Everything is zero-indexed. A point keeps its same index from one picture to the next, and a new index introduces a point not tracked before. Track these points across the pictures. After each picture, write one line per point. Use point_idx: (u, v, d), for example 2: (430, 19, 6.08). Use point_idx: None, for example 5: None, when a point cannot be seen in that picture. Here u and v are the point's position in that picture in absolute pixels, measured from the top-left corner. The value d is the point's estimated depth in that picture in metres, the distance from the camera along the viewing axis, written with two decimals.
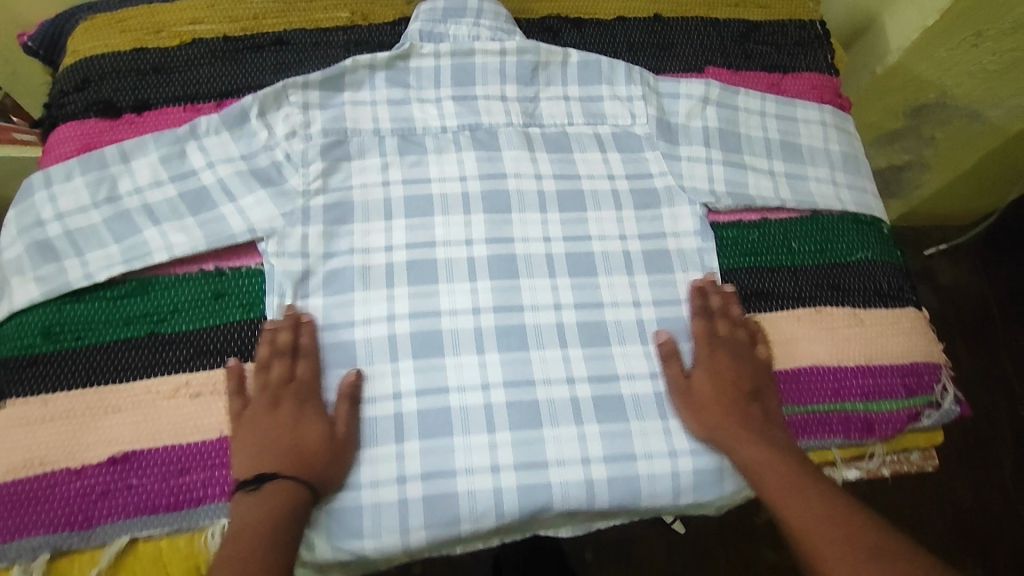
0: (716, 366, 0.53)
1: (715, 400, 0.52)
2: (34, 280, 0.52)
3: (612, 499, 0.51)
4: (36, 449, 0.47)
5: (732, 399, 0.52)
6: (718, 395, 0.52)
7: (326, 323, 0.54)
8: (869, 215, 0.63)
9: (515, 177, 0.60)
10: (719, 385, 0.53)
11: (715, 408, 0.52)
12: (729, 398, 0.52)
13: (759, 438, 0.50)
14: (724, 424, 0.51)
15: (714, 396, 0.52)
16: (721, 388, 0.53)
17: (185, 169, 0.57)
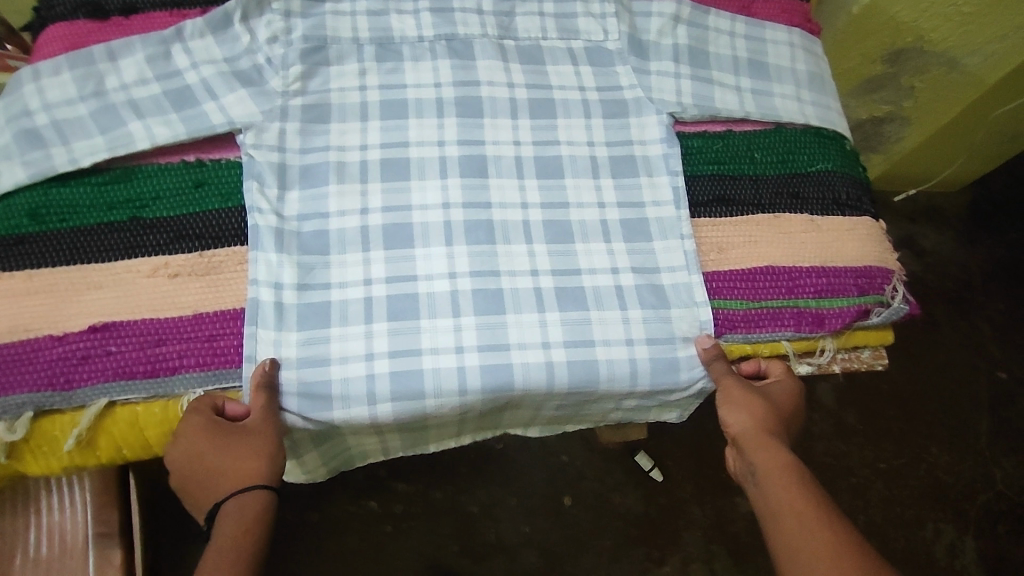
0: (772, 393, 0.54)
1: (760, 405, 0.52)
2: (21, 165, 0.54)
3: (570, 380, 0.54)
4: (21, 318, 0.50)
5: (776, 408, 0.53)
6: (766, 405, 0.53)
7: (301, 213, 0.56)
8: (831, 130, 0.66)
9: (488, 85, 0.62)
10: (774, 403, 0.54)
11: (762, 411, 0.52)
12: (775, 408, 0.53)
13: (783, 447, 0.51)
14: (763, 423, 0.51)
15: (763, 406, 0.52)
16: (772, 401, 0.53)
17: (170, 70, 0.59)
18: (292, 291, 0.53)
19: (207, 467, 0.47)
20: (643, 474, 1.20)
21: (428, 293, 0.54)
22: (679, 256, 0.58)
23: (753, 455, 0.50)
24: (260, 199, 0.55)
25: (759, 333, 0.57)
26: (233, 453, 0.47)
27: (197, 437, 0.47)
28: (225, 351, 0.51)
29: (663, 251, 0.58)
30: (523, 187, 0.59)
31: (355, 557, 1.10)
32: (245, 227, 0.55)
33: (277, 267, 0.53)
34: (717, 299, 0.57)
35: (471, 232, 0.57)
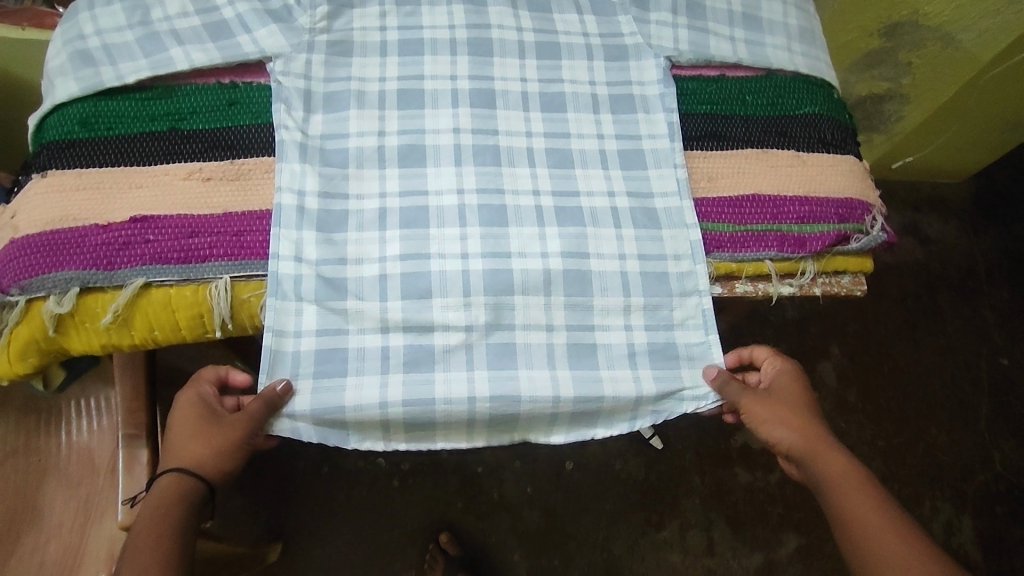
0: (784, 392, 0.60)
1: (796, 412, 0.59)
2: (74, 80, 0.60)
3: (566, 290, 0.58)
4: (70, 208, 0.55)
5: (808, 414, 0.59)
6: (796, 408, 0.59)
7: (323, 132, 0.61)
8: (820, 79, 0.70)
9: (499, 28, 0.67)
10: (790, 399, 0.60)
11: (799, 422, 0.59)
12: (807, 412, 0.60)
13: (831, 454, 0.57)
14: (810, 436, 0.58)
15: (797, 412, 0.59)
16: (799, 403, 0.60)
17: (209, 5, 0.65)
18: (314, 198, 0.58)
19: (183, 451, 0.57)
20: (644, 444, 1.21)
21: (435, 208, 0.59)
22: (672, 183, 0.62)
23: (815, 465, 0.57)
24: (287, 117, 0.60)
25: (745, 254, 0.61)
26: (190, 442, 0.57)
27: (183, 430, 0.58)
28: (250, 246, 0.56)
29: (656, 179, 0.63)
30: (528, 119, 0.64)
31: (361, 507, 1.13)
32: (272, 142, 0.60)
33: (301, 174, 0.58)
34: (707, 222, 0.61)
35: (478, 156, 0.61)
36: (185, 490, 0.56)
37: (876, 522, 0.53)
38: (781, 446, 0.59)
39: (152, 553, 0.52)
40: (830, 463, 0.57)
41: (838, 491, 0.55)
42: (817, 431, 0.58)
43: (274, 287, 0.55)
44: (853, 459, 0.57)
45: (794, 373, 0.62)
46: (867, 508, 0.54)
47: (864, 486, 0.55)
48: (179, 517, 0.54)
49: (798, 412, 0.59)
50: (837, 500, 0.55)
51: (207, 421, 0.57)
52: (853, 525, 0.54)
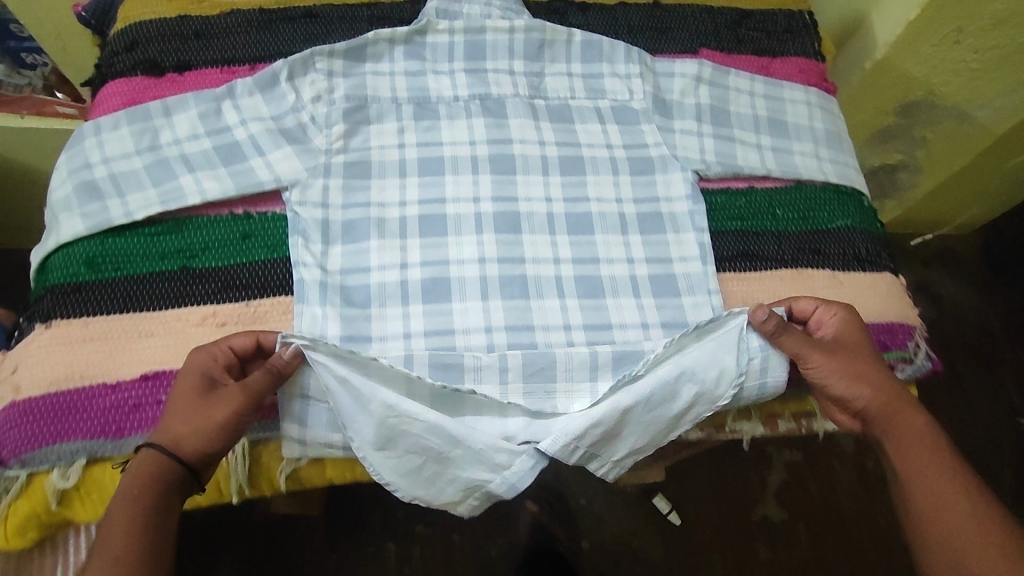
0: (850, 340, 0.57)
1: (874, 371, 0.56)
2: (80, 216, 0.57)
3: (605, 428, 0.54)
4: (76, 365, 0.52)
5: (885, 369, 0.56)
6: (871, 367, 0.56)
7: (346, 268, 0.58)
8: (851, 187, 0.68)
9: (521, 142, 0.65)
10: (848, 346, 0.56)
11: (866, 375, 0.55)
12: (876, 362, 0.56)
13: (909, 409, 0.56)
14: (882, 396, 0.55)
15: (873, 371, 0.56)
16: (866, 352, 0.57)
17: (220, 126, 0.62)
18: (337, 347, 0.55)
19: (170, 425, 0.50)
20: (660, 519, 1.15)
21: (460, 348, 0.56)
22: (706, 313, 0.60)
23: (890, 427, 0.55)
24: (306, 252, 0.58)
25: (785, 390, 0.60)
26: (177, 416, 0.50)
27: (172, 402, 0.50)
28: (268, 400, 0.55)
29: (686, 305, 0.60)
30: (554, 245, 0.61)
31: None
32: (289, 279, 0.58)
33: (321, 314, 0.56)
34: None
35: (505, 288, 0.59)
36: (165, 471, 0.49)
37: (943, 486, 0.54)
38: (852, 403, 0.56)
39: (125, 544, 0.47)
40: (910, 428, 0.55)
41: (906, 460, 0.55)
42: (895, 392, 0.56)
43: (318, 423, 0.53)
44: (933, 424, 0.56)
45: (854, 322, 0.58)
46: (939, 484, 0.54)
47: (932, 448, 0.55)
48: (155, 506, 0.49)
49: (868, 364, 0.56)
50: (903, 469, 0.55)
51: (200, 394, 0.50)
52: (926, 493, 0.54)
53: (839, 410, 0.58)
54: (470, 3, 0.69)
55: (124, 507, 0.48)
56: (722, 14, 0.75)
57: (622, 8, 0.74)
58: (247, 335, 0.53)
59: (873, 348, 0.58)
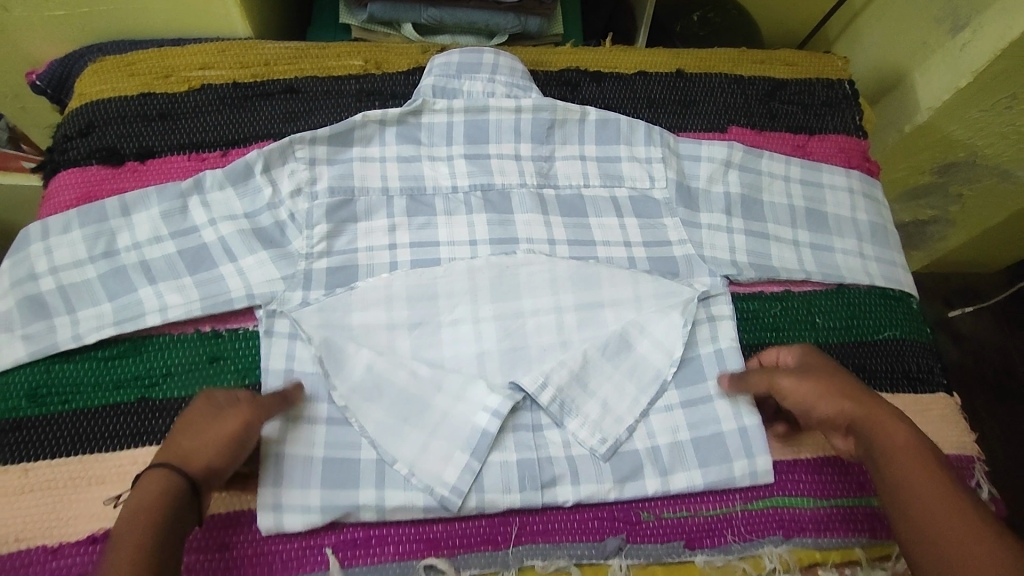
0: (821, 358, 0.50)
1: (847, 381, 0.48)
2: (21, 338, 0.51)
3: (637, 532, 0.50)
4: (13, 524, 0.46)
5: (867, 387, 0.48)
6: (847, 378, 0.48)
7: (332, 400, 0.51)
8: (898, 289, 0.61)
9: (527, 242, 0.58)
10: (818, 365, 0.49)
11: (849, 390, 0.47)
12: (855, 381, 0.48)
13: (904, 424, 0.45)
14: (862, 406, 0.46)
15: (850, 381, 0.48)
16: (841, 372, 0.49)
17: (186, 227, 0.55)
18: (319, 508, 0.48)
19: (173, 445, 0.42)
20: None
21: (450, 486, 0.49)
22: (721, 448, 0.53)
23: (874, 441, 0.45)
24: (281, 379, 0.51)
25: (829, 538, 0.51)
26: (184, 434, 0.42)
27: (181, 423, 0.43)
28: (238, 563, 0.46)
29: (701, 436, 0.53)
30: (567, 366, 0.54)
31: None
32: None
33: (305, 451, 0.49)
34: (782, 494, 0.53)
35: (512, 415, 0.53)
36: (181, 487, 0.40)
37: (955, 530, 0.39)
38: (834, 420, 0.47)
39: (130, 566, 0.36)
40: (885, 433, 0.45)
41: (896, 474, 0.43)
42: (876, 401, 0.47)
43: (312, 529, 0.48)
44: (924, 439, 0.44)
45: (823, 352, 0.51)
46: (936, 502, 0.41)
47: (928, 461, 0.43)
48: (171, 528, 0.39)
49: (848, 381, 0.48)
50: (894, 492, 0.43)
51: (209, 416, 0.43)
52: (919, 509, 0.41)
53: (836, 434, 0.48)
54: (472, 77, 0.61)
55: (134, 520, 0.38)
56: (752, 84, 0.68)
57: (642, 77, 0.66)
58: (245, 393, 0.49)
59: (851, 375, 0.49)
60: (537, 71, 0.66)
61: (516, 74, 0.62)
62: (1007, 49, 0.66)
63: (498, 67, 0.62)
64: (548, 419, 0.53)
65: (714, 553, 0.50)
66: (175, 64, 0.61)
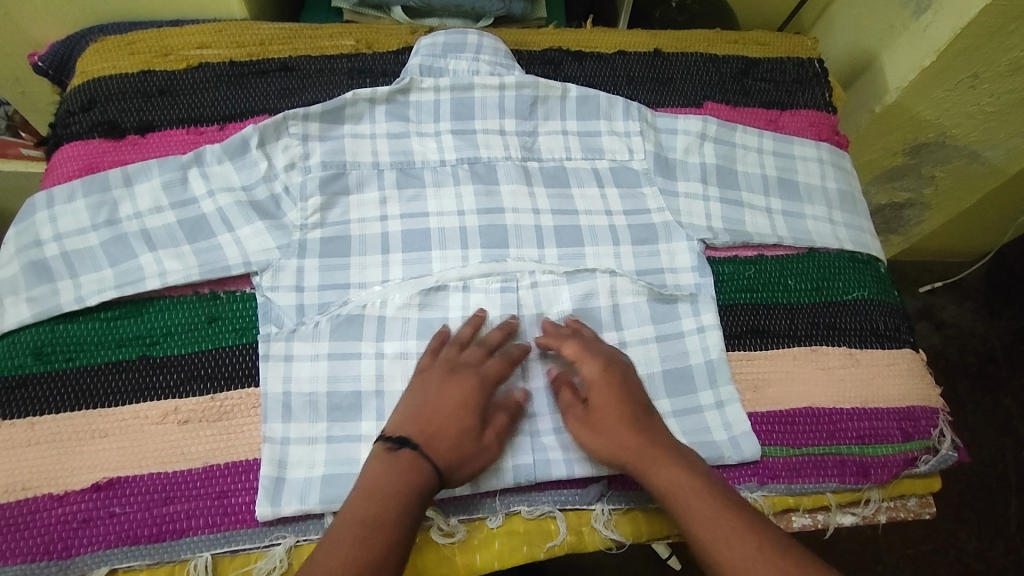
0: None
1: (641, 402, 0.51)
2: (25, 301, 0.52)
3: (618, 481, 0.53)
4: (19, 473, 0.48)
5: (642, 419, 0.50)
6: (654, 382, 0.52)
7: (331, 373, 0.53)
8: (866, 253, 0.64)
9: (513, 211, 0.60)
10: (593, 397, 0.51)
11: (623, 434, 0.49)
12: (631, 421, 0.50)
13: (675, 456, 0.48)
14: (634, 445, 0.49)
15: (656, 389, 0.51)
16: (631, 411, 0.50)
17: (186, 197, 0.57)
18: (323, 469, 0.50)
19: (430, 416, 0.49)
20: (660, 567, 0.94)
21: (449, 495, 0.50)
22: (701, 421, 0.55)
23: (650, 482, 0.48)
24: (279, 344, 0.53)
25: (802, 484, 0.54)
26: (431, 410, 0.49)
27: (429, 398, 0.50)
28: (238, 510, 0.49)
29: (700, 442, 0.54)
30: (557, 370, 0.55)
31: None
32: (257, 367, 0.53)
33: (309, 390, 0.52)
34: (761, 446, 0.54)
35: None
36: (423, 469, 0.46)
37: (745, 551, 0.43)
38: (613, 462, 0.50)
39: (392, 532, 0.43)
40: (666, 480, 0.47)
41: (684, 500, 0.46)
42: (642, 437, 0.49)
43: (306, 491, 0.49)
44: (697, 470, 0.48)
45: (613, 376, 0.51)
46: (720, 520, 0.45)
47: (699, 489, 0.47)
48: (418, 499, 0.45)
49: (624, 423, 0.50)
50: (685, 518, 0.46)
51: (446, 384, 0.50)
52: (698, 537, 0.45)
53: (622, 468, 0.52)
54: (457, 57, 0.64)
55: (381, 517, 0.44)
56: (727, 63, 0.71)
57: (622, 57, 0.69)
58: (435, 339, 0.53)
59: (638, 391, 0.52)
60: (521, 51, 0.69)
61: (499, 53, 0.65)
62: (967, 28, 0.69)
63: (482, 47, 0.64)
64: (544, 425, 0.54)
65: None
66: (173, 44, 0.64)
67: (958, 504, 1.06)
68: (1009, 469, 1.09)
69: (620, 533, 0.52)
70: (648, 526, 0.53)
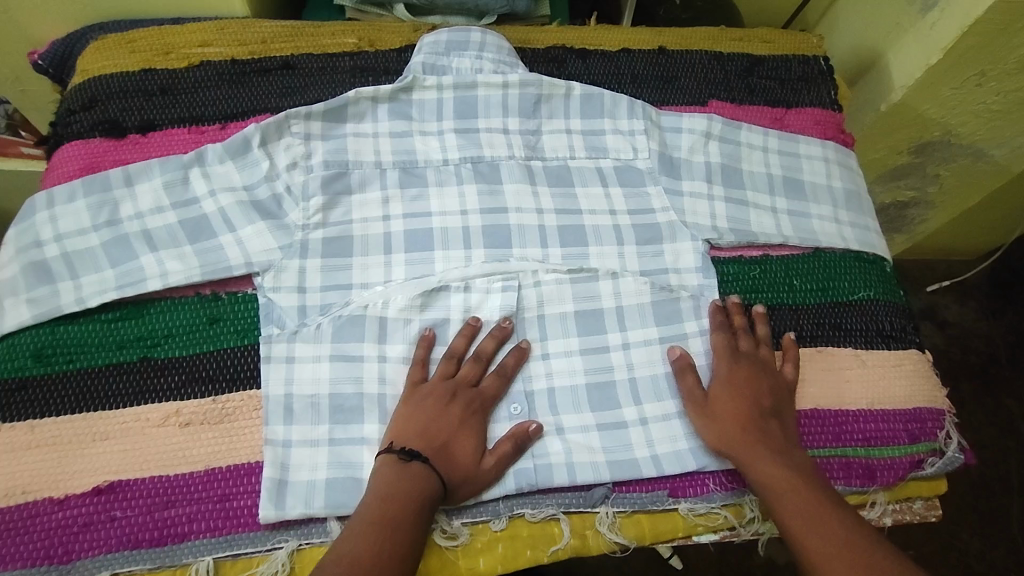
0: (774, 367, 0.55)
1: (745, 395, 0.53)
2: (26, 302, 0.52)
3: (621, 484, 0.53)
4: (19, 477, 0.47)
5: (775, 414, 0.53)
6: (748, 378, 0.54)
7: (333, 376, 0.52)
8: (872, 253, 0.64)
9: (517, 211, 0.60)
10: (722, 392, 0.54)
11: (738, 423, 0.52)
12: (756, 413, 0.52)
13: (785, 455, 0.51)
14: (743, 434, 0.51)
15: (749, 385, 0.54)
16: (758, 404, 0.53)
17: (187, 197, 0.56)
18: (325, 472, 0.50)
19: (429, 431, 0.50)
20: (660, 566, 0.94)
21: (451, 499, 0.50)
22: None
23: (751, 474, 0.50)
24: (281, 345, 0.52)
25: None
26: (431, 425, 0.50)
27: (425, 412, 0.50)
28: (239, 514, 0.48)
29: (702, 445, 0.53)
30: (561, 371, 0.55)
31: None
32: (259, 369, 0.52)
33: (311, 393, 0.52)
34: None
35: (505, 404, 0.54)
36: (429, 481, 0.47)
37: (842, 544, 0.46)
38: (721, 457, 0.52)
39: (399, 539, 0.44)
40: (766, 475, 0.50)
41: (787, 495, 0.48)
42: (749, 428, 0.52)
43: (308, 494, 0.49)
44: (796, 466, 0.50)
45: (754, 367, 0.55)
46: (821, 516, 0.47)
47: (799, 484, 0.49)
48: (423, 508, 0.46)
49: (743, 415, 0.52)
50: (786, 512, 0.48)
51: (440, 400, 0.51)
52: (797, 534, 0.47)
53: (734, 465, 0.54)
54: (460, 55, 0.63)
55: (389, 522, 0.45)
56: (732, 61, 0.70)
57: (626, 55, 0.69)
58: (425, 348, 0.53)
59: (771, 387, 0.54)
60: (524, 48, 0.68)
61: (502, 51, 0.64)
62: (974, 26, 0.68)
63: (485, 45, 0.64)
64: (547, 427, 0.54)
65: (697, 503, 0.53)
66: (174, 42, 0.63)
67: (961, 504, 1.06)
68: (1011, 468, 1.08)
69: (624, 536, 0.52)
70: (652, 529, 0.52)
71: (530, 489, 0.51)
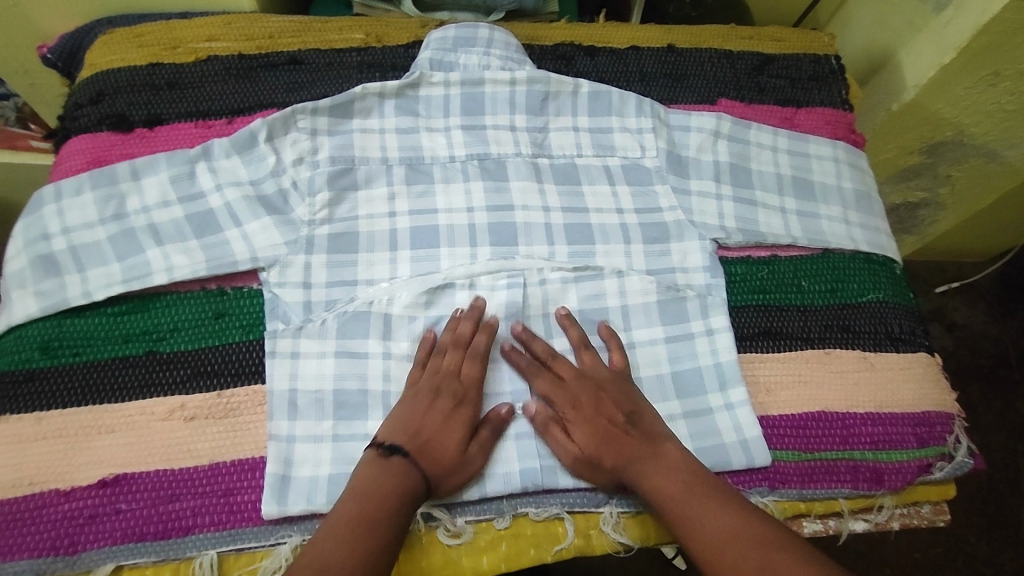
0: (608, 372, 0.54)
1: (595, 418, 0.51)
2: (33, 295, 0.52)
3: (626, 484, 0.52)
4: (26, 469, 0.48)
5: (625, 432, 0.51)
6: (590, 399, 0.52)
7: (338, 372, 0.52)
8: (881, 255, 0.63)
9: (523, 209, 0.60)
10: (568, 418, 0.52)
11: (596, 451, 0.50)
12: (611, 437, 0.51)
13: (669, 461, 0.49)
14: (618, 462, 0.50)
15: (594, 406, 0.52)
16: (615, 425, 0.51)
17: (193, 192, 0.56)
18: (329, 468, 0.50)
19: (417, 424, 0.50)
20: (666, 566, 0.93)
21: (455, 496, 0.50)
22: (712, 424, 0.54)
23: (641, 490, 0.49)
24: (286, 340, 0.52)
25: (814, 490, 0.53)
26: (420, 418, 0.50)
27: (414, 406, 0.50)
28: (243, 509, 0.48)
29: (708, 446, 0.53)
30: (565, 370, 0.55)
31: None
32: (263, 364, 0.52)
33: (315, 391, 0.52)
34: (772, 450, 0.54)
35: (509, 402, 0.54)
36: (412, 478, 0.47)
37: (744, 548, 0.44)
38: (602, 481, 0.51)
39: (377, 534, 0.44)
40: (660, 484, 0.48)
41: (675, 503, 0.47)
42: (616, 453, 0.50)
43: (313, 489, 0.49)
44: (686, 468, 0.49)
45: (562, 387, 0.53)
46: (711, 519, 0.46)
47: (692, 490, 0.48)
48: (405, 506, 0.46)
49: (603, 441, 0.51)
50: (680, 522, 0.47)
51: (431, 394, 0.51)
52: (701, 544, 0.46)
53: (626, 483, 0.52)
54: (468, 51, 0.63)
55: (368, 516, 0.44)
56: (741, 59, 0.70)
57: (634, 52, 0.68)
58: (426, 349, 0.53)
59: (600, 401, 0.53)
60: (532, 45, 0.68)
61: (510, 47, 0.64)
62: (989, 25, 0.67)
63: (493, 41, 0.63)
64: None
65: None
66: (182, 36, 0.63)
67: (969, 508, 1.05)
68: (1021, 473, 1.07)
69: (628, 536, 0.51)
70: (657, 530, 0.52)
71: (534, 488, 0.51)
